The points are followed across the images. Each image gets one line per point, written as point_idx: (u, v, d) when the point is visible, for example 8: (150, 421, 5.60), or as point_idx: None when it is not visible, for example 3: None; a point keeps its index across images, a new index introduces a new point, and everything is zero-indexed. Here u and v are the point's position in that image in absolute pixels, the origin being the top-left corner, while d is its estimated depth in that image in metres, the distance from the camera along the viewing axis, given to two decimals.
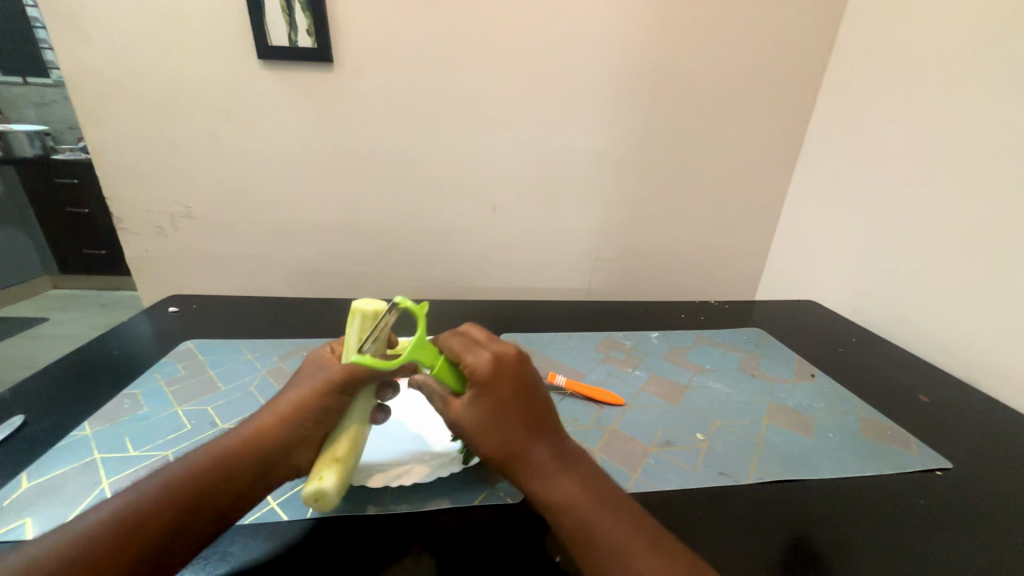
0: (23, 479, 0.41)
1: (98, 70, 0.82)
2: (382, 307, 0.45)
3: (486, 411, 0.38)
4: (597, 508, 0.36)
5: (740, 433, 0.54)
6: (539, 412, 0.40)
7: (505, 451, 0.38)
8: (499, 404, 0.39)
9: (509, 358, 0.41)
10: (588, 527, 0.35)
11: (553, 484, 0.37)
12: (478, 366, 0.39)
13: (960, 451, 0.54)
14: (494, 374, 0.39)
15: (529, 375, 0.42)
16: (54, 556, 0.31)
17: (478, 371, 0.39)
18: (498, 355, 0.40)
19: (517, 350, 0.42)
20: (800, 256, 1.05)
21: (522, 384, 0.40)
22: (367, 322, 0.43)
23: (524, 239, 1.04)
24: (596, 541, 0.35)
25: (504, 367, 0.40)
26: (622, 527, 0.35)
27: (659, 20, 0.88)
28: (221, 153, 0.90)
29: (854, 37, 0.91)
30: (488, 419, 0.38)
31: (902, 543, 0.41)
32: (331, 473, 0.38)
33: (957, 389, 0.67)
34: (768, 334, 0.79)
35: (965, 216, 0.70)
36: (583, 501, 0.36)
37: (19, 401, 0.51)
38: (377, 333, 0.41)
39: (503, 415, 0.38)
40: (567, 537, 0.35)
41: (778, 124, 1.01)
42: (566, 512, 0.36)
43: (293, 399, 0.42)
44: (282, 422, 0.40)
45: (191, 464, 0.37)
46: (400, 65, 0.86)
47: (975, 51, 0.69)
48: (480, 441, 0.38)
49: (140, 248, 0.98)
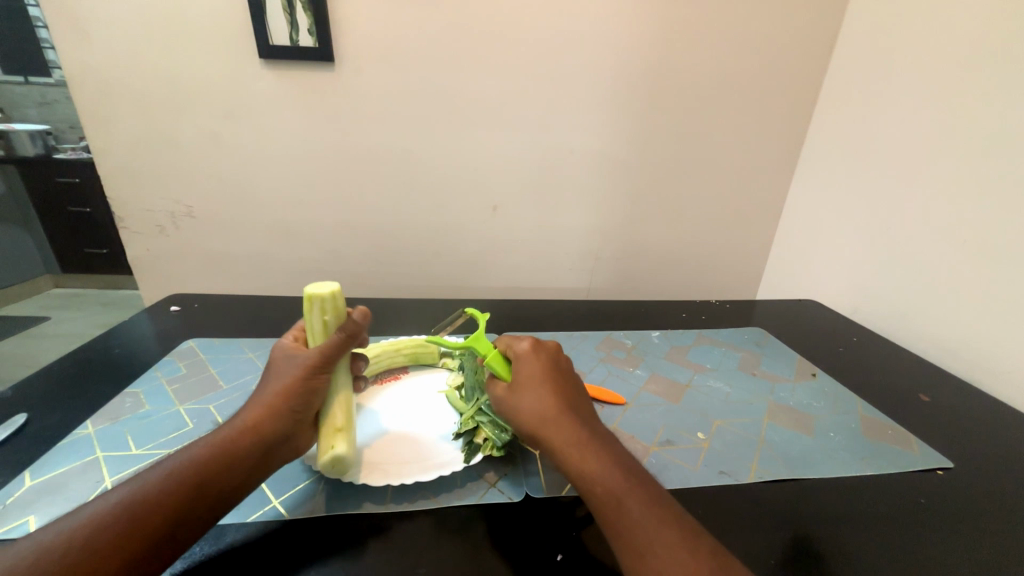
0: (26, 477, 0.41)
1: (100, 70, 0.82)
2: (337, 289, 0.44)
3: (524, 385, 0.41)
4: (628, 481, 0.36)
5: (741, 432, 0.54)
6: (574, 394, 0.42)
7: (539, 422, 0.39)
8: (536, 380, 0.41)
9: (550, 347, 0.46)
10: (618, 496, 0.35)
11: (585, 456, 0.37)
12: (520, 349, 0.44)
13: (960, 450, 0.54)
14: (535, 356, 0.43)
15: (567, 365, 0.45)
16: (55, 546, 0.31)
17: (520, 352, 0.44)
18: (540, 343, 0.45)
19: (557, 343, 0.46)
20: (801, 256, 1.05)
21: (559, 369, 0.44)
22: (324, 305, 0.43)
23: (525, 239, 1.04)
24: (626, 511, 0.34)
25: (544, 352, 0.44)
26: (650, 500, 0.35)
27: (659, 20, 0.88)
28: (222, 152, 0.90)
29: (855, 35, 0.91)
30: (525, 392, 0.41)
31: (904, 542, 0.41)
32: (341, 441, 0.42)
33: (957, 388, 0.67)
34: (768, 334, 0.80)
35: (966, 216, 0.70)
36: (614, 472, 0.36)
37: (22, 399, 0.51)
38: (335, 313, 0.44)
39: (539, 389, 0.41)
40: (598, 507, 0.35)
41: (779, 124, 1.01)
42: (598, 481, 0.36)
43: (277, 389, 0.42)
44: (274, 412, 0.41)
45: (189, 456, 0.37)
46: (401, 64, 0.86)
47: (977, 51, 0.68)
48: (517, 414, 0.40)
49: (142, 247, 0.98)
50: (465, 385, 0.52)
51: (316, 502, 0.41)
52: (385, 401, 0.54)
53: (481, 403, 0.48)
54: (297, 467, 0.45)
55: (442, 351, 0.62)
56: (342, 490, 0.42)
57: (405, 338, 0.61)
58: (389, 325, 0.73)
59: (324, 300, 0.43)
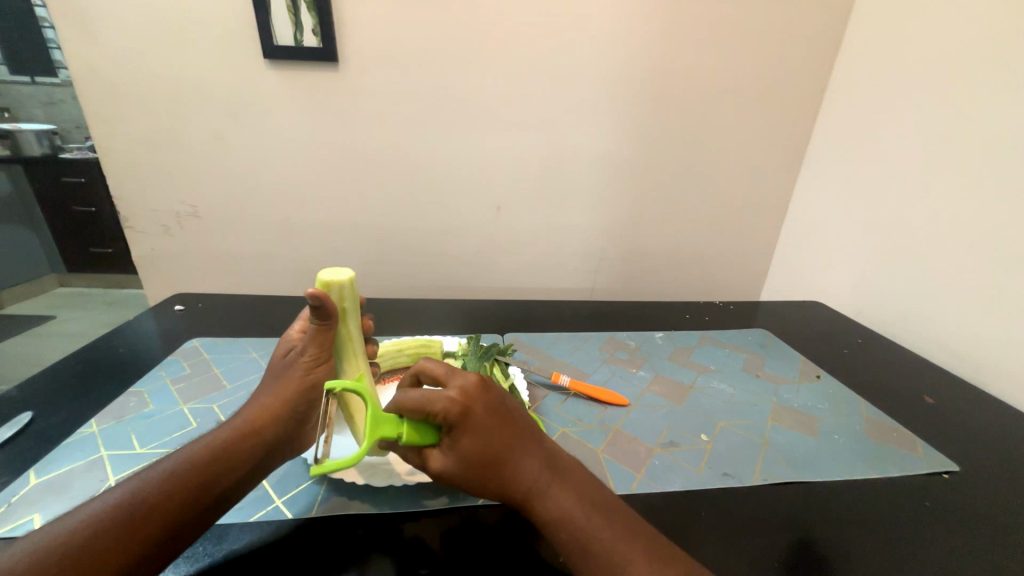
0: (31, 475, 0.42)
1: (105, 70, 0.82)
2: (354, 276, 0.44)
3: (467, 451, 0.36)
4: (595, 521, 0.35)
5: (744, 434, 0.53)
6: (518, 430, 0.38)
7: (496, 483, 0.36)
8: (480, 442, 0.36)
9: (472, 383, 0.38)
10: (588, 544, 0.34)
11: (549, 505, 0.35)
12: (448, 412, 0.35)
13: (966, 453, 0.53)
14: (471, 411, 0.36)
15: (500, 396, 0.39)
16: (53, 543, 0.31)
17: (451, 417, 0.35)
18: (464, 390, 0.37)
19: (478, 375, 0.39)
20: (805, 257, 1.05)
21: (495, 413, 0.37)
22: (342, 292, 0.43)
23: (528, 239, 1.04)
24: (597, 561, 0.33)
25: (474, 398, 0.37)
26: (621, 538, 0.34)
27: (663, 19, 0.88)
28: (227, 152, 0.90)
29: (861, 35, 0.90)
30: (471, 460, 0.36)
31: (910, 546, 0.40)
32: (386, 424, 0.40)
33: (963, 391, 0.66)
34: (773, 335, 0.79)
35: (973, 217, 0.69)
36: (581, 517, 0.35)
37: (28, 398, 0.51)
38: (353, 300, 0.44)
39: (487, 450, 0.36)
40: (571, 558, 0.34)
41: (784, 125, 1.01)
42: (565, 531, 0.35)
43: (277, 391, 0.43)
44: (276, 413, 0.42)
45: (187, 457, 0.37)
46: (405, 65, 0.86)
47: (984, 51, 0.68)
48: (469, 482, 0.36)
49: (147, 247, 0.98)
50: None
51: (318, 502, 0.41)
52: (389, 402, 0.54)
53: None
54: (299, 467, 0.45)
55: (445, 352, 0.62)
56: (344, 490, 0.42)
57: (407, 339, 0.61)
58: (393, 325, 0.73)
59: (337, 287, 0.43)
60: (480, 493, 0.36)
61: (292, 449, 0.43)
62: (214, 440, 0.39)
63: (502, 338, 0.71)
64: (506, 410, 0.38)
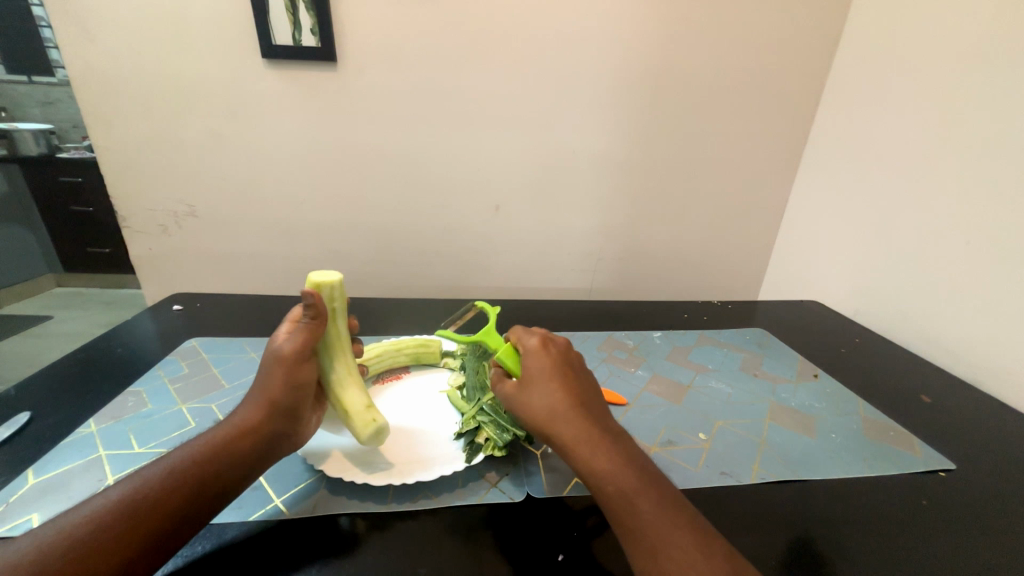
0: (29, 475, 0.42)
1: (103, 69, 0.82)
2: (343, 278, 0.45)
3: (534, 377, 0.41)
4: (638, 484, 0.35)
5: (741, 433, 0.54)
6: (587, 384, 0.42)
7: (549, 415, 0.39)
8: (546, 377, 0.41)
9: (561, 344, 0.45)
10: (626, 494, 0.35)
11: (597, 458, 0.37)
12: (529, 345, 0.43)
13: (962, 451, 0.54)
14: (547, 348, 0.43)
15: (578, 361, 0.44)
16: (50, 545, 0.30)
17: (533, 346, 0.43)
18: (548, 338, 0.44)
19: (567, 340, 0.45)
20: (803, 256, 1.05)
21: (568, 365, 0.42)
22: (333, 292, 0.45)
23: (526, 238, 1.04)
24: (635, 516, 0.34)
25: (556, 343, 0.44)
26: (661, 508, 0.34)
27: (662, 19, 0.88)
28: (225, 152, 0.90)
29: (859, 35, 0.90)
30: (536, 387, 0.40)
31: (907, 545, 0.41)
32: (377, 413, 0.45)
33: (959, 390, 0.67)
34: (770, 335, 0.79)
35: (969, 218, 0.70)
36: (625, 474, 0.36)
37: (26, 398, 0.51)
38: (342, 300, 0.46)
39: (551, 381, 0.40)
40: (608, 506, 0.35)
41: (781, 126, 1.01)
42: (607, 479, 0.36)
43: (267, 387, 0.41)
44: (272, 410, 0.41)
45: (178, 459, 0.37)
46: (404, 65, 0.86)
47: (979, 53, 0.68)
48: (528, 409, 0.40)
49: (145, 247, 0.98)
50: (467, 385, 0.53)
51: (318, 501, 0.41)
52: (387, 401, 0.54)
53: (482, 404, 0.48)
54: (299, 466, 0.45)
55: (444, 352, 0.62)
56: (345, 489, 0.42)
57: (406, 338, 0.61)
58: (391, 324, 0.73)
59: (327, 288, 0.44)
60: (534, 421, 0.39)
61: (286, 449, 0.42)
62: (206, 441, 0.38)
63: None
64: (579, 371, 0.43)
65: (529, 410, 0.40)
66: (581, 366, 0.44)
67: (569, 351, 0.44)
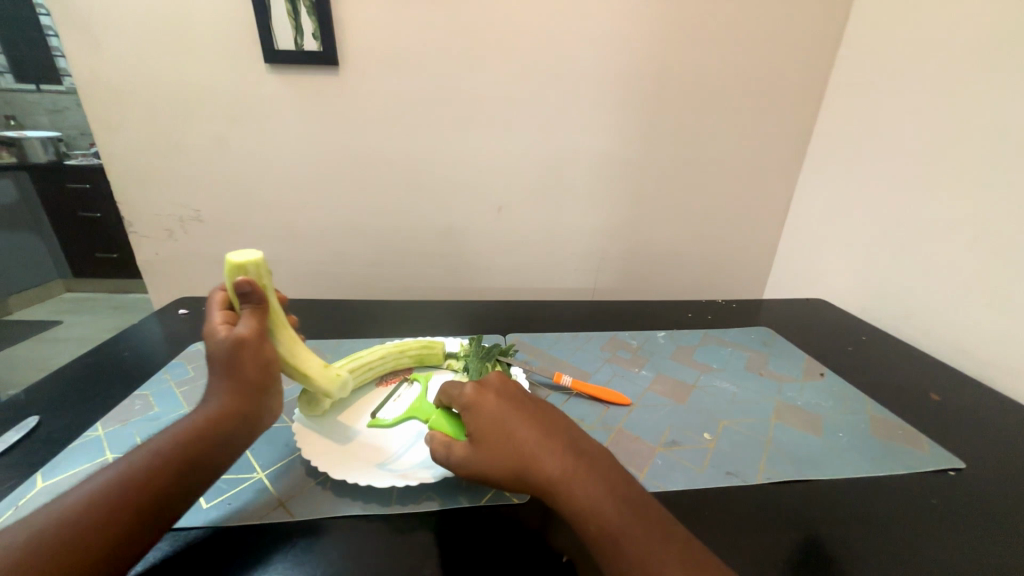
0: (38, 479, 0.42)
1: (107, 76, 0.83)
2: (264, 254, 0.45)
3: (486, 431, 0.39)
4: (623, 514, 0.35)
5: (747, 433, 0.53)
6: (549, 416, 0.41)
7: (518, 462, 0.37)
8: (501, 423, 0.39)
9: (494, 381, 0.43)
10: (614, 533, 0.34)
11: (575, 494, 0.35)
12: (464, 398, 0.42)
13: (972, 450, 0.53)
14: (488, 393, 0.42)
15: (525, 394, 0.43)
16: (36, 536, 0.30)
17: (470, 397, 0.41)
18: (483, 382, 0.43)
19: (500, 372, 0.45)
20: (809, 253, 1.04)
21: (518, 403, 0.41)
22: (258, 270, 0.45)
23: (529, 239, 1.04)
24: (624, 552, 0.33)
25: (493, 385, 0.42)
26: (648, 537, 0.33)
27: (663, 16, 0.88)
28: (228, 156, 0.91)
29: (863, 28, 0.89)
30: (492, 439, 0.38)
31: (914, 545, 0.40)
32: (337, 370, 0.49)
33: (969, 387, 0.66)
34: (776, 333, 0.79)
35: (978, 212, 0.69)
36: (607, 506, 0.35)
37: (36, 402, 0.52)
38: (268, 276, 0.46)
39: (508, 427, 0.39)
40: (594, 545, 0.34)
41: (785, 122, 1.00)
42: (592, 516, 0.35)
43: (232, 375, 0.42)
44: (242, 390, 0.42)
45: (158, 448, 0.37)
46: (405, 67, 0.87)
47: (984, 47, 0.68)
48: (490, 465, 0.38)
49: (151, 252, 0.99)
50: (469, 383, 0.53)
51: (323, 504, 0.41)
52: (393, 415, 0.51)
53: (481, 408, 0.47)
54: (301, 470, 0.44)
55: (447, 353, 0.62)
56: (349, 491, 0.42)
57: (409, 339, 0.61)
58: (395, 326, 0.73)
59: (253, 268, 0.44)
60: (501, 476, 0.37)
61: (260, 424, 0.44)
62: (190, 427, 0.39)
63: (502, 339, 0.71)
64: (533, 403, 0.42)
65: (495, 464, 0.38)
66: (533, 399, 0.43)
67: (513, 385, 0.43)
